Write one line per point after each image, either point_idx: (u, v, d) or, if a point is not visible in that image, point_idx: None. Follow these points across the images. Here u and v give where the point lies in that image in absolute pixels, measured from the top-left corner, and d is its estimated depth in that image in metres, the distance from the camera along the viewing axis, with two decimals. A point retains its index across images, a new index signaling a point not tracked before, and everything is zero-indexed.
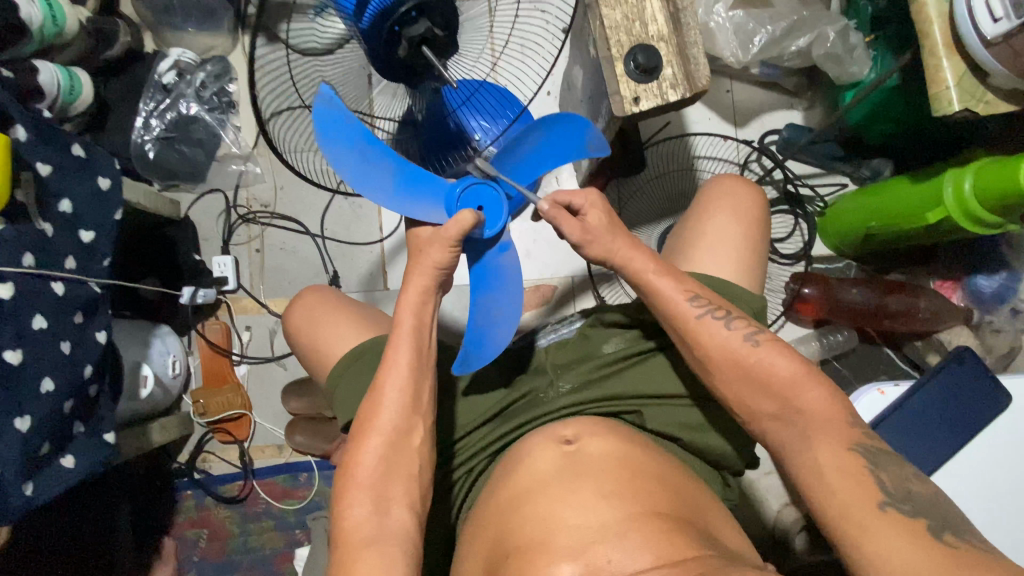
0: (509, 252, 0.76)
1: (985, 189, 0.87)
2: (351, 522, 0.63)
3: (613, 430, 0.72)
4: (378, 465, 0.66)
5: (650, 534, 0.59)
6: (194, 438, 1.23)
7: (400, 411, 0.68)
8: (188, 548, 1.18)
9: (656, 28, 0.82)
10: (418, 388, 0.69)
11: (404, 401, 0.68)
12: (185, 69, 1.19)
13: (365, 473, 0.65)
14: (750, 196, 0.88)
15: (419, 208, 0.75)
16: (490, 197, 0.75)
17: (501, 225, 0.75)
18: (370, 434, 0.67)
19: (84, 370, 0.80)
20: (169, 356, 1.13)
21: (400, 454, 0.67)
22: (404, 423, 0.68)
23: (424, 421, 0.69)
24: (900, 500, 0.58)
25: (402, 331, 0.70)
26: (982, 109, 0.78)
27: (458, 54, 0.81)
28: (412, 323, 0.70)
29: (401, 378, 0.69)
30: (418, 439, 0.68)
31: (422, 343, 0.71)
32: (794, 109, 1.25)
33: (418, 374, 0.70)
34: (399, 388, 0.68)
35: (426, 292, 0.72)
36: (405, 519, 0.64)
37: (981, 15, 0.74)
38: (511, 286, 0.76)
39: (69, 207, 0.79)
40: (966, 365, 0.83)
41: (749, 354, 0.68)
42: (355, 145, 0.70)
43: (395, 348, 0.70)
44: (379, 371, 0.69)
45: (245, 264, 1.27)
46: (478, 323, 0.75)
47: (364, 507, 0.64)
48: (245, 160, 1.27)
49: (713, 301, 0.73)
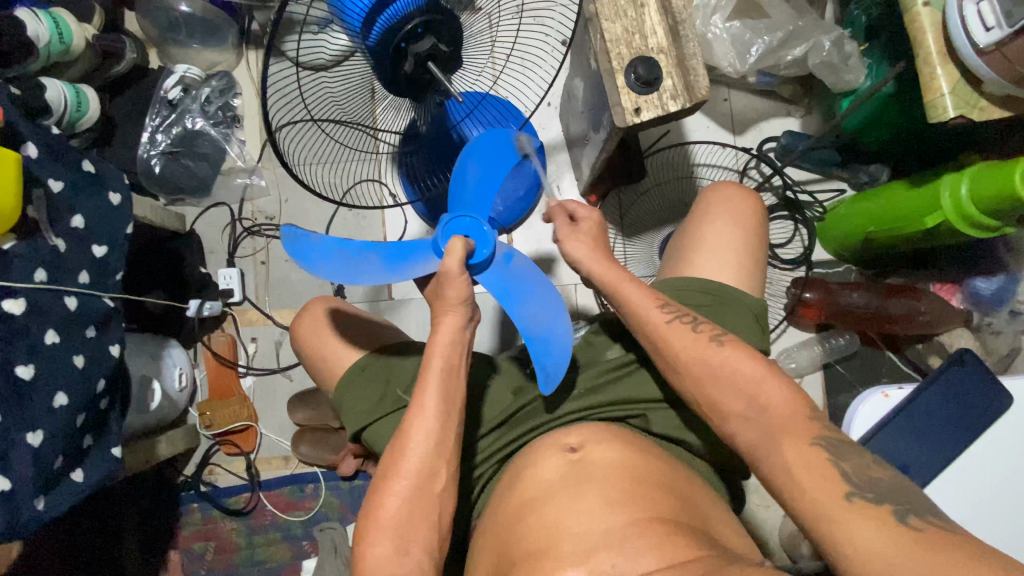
0: (515, 256, 0.76)
1: (981, 192, 0.89)
2: (371, 560, 0.62)
3: (620, 437, 0.73)
4: (402, 511, 0.64)
5: (654, 538, 0.58)
6: (200, 450, 1.23)
7: (426, 457, 0.65)
8: (195, 561, 1.18)
9: (655, 40, 0.84)
10: (444, 433, 0.67)
11: (430, 445, 0.66)
12: (190, 84, 1.20)
13: (389, 518, 0.64)
14: (749, 203, 0.89)
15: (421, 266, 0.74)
16: (472, 224, 0.75)
17: (493, 237, 0.75)
18: (393, 479, 0.65)
19: (98, 383, 0.81)
20: (176, 369, 1.14)
21: (424, 498, 0.65)
22: (428, 468, 0.65)
23: (449, 465, 0.67)
24: (865, 489, 0.55)
25: (430, 372, 0.68)
26: (976, 115, 0.80)
27: (463, 68, 0.83)
28: (441, 364, 0.68)
29: (429, 423, 0.66)
30: (441, 484, 0.66)
31: (450, 388, 0.68)
32: (792, 117, 1.26)
33: (446, 420, 0.67)
34: (425, 433, 0.66)
35: (459, 330, 0.70)
36: (423, 559, 0.63)
37: (974, 24, 0.75)
38: (537, 286, 0.76)
39: (82, 222, 0.80)
40: (968, 366, 0.84)
41: (714, 361, 0.68)
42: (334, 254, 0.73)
43: (423, 391, 0.67)
44: (408, 415, 0.67)
45: (250, 275, 1.28)
46: (535, 340, 0.73)
47: (387, 546, 0.63)
48: (250, 173, 1.28)
49: (679, 310, 0.75)
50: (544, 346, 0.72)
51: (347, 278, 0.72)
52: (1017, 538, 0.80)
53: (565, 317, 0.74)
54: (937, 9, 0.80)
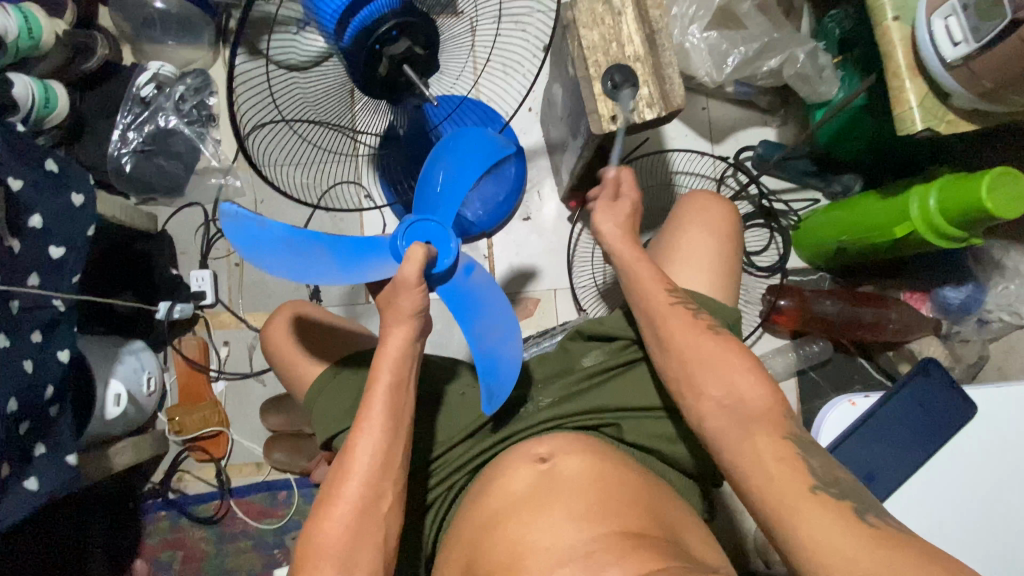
0: (475, 270, 0.74)
1: (947, 205, 0.91)
2: None
3: (588, 447, 0.72)
4: (345, 534, 0.62)
5: (619, 551, 0.58)
6: (169, 456, 1.19)
7: (370, 477, 0.64)
8: (162, 571, 1.15)
9: (632, 48, 0.84)
10: (391, 452, 0.66)
11: (376, 464, 0.65)
12: (164, 82, 1.18)
13: (332, 543, 0.61)
14: (724, 211, 0.90)
15: (374, 270, 0.72)
16: (436, 230, 0.72)
17: (455, 248, 0.72)
18: (336, 501, 0.63)
19: (45, 392, 0.78)
20: (144, 373, 1.11)
21: (369, 520, 0.63)
22: (372, 489, 0.64)
23: (395, 484, 0.66)
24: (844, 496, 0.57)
25: (377, 388, 0.66)
26: (944, 129, 0.82)
27: (440, 72, 0.84)
28: (389, 380, 0.67)
29: (374, 441, 0.65)
30: (386, 505, 0.65)
31: (397, 405, 0.67)
32: (768, 127, 1.28)
33: (393, 437, 0.66)
34: (370, 453, 0.65)
35: (406, 346, 0.68)
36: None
37: (942, 39, 0.77)
38: (492, 303, 0.74)
39: (39, 223, 0.77)
40: (931, 376, 0.86)
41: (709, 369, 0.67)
42: (281, 242, 0.69)
43: (369, 407, 0.66)
44: (352, 433, 0.66)
45: (224, 278, 1.25)
46: (483, 355, 0.72)
47: (328, 573, 0.60)
48: (225, 173, 1.25)
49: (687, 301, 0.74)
50: (493, 364, 0.71)
51: (295, 273, 0.69)
52: (988, 541, 0.81)
53: (518, 339, 0.72)
54: (906, 23, 0.83)
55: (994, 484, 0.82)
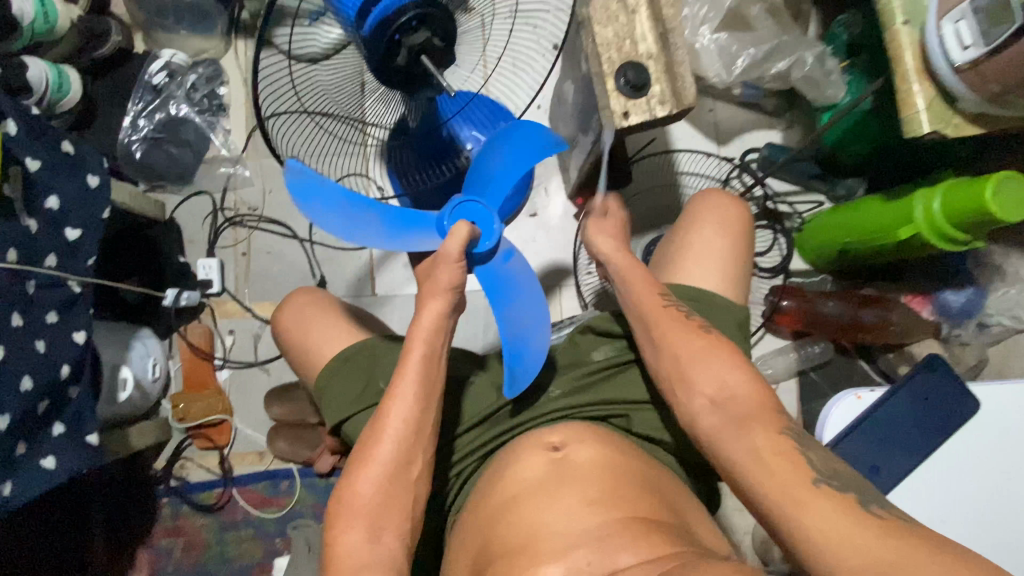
0: (513, 259, 0.78)
1: (954, 208, 0.92)
2: (343, 546, 0.62)
3: (601, 437, 0.73)
4: (376, 496, 0.64)
5: (632, 536, 0.59)
6: (172, 444, 1.19)
7: (402, 442, 0.66)
8: (163, 558, 1.15)
9: (645, 46, 0.85)
10: (423, 420, 0.67)
11: (408, 431, 0.66)
12: (177, 70, 1.18)
13: (364, 503, 0.64)
14: (734, 209, 0.91)
15: (419, 242, 0.77)
16: (481, 213, 0.76)
17: (498, 235, 0.75)
18: (368, 463, 0.65)
19: (61, 370, 0.77)
20: (150, 359, 1.11)
21: (398, 485, 0.65)
22: (404, 454, 0.66)
23: (425, 452, 0.68)
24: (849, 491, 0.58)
25: (411, 358, 0.68)
26: (951, 131, 0.84)
27: (455, 65, 0.84)
28: (423, 350, 0.69)
29: (407, 408, 0.67)
30: (417, 470, 0.67)
31: (430, 374, 0.69)
32: (774, 130, 1.30)
33: (425, 406, 0.68)
34: (401, 419, 0.66)
35: (442, 317, 0.70)
36: (395, 548, 0.63)
37: (952, 43, 0.79)
38: (526, 291, 0.78)
39: (56, 204, 0.78)
40: (939, 372, 0.86)
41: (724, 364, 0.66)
42: (339, 204, 0.74)
43: (403, 376, 0.68)
44: (386, 398, 0.67)
45: (231, 267, 1.25)
46: (511, 339, 0.75)
47: (359, 533, 0.62)
48: (234, 163, 1.26)
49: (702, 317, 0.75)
50: (519, 348, 0.74)
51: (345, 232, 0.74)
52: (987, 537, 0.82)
53: (547, 329, 0.76)
54: (915, 28, 0.84)
55: (995, 480, 0.84)
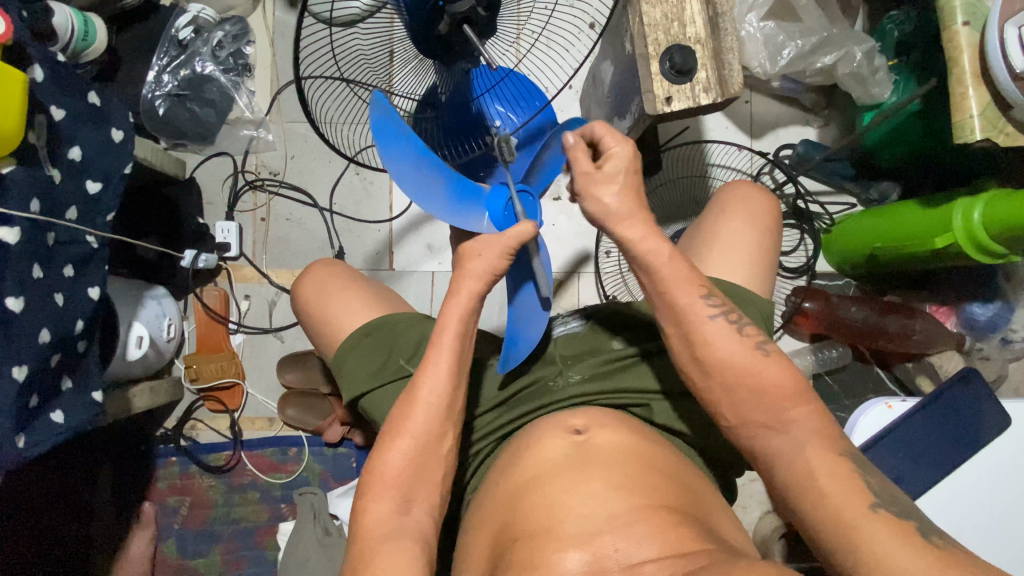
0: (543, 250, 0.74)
1: (993, 217, 0.90)
2: (371, 517, 0.62)
3: (623, 424, 0.72)
4: (407, 467, 0.64)
5: (657, 526, 0.59)
6: (182, 404, 1.20)
7: (435, 416, 0.65)
8: (169, 515, 1.16)
9: (693, 29, 0.82)
10: (455, 395, 0.67)
11: (440, 405, 0.66)
12: (203, 26, 1.15)
13: (393, 474, 0.64)
14: (765, 203, 0.89)
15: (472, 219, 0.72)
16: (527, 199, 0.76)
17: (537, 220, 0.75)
18: (400, 434, 0.65)
19: (76, 325, 0.77)
20: (165, 319, 1.11)
21: (429, 458, 0.65)
22: (436, 429, 0.65)
23: (456, 427, 0.67)
24: (887, 501, 0.57)
25: (446, 333, 0.67)
26: (1002, 140, 0.80)
27: (495, 36, 0.79)
28: (458, 327, 0.67)
29: (440, 382, 0.66)
30: (447, 445, 0.66)
31: (464, 350, 0.68)
32: (810, 126, 1.26)
33: (457, 381, 0.67)
34: (436, 394, 0.65)
35: (479, 297, 0.68)
36: (425, 518, 0.64)
37: (1014, 46, 0.76)
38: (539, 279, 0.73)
39: (78, 155, 0.77)
40: (970, 386, 0.86)
41: (758, 364, 0.65)
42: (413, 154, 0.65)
43: (437, 350, 0.67)
44: (420, 372, 0.66)
45: (249, 231, 1.25)
46: (516, 320, 0.73)
47: (387, 504, 0.63)
48: (257, 126, 1.24)
49: (725, 303, 0.69)
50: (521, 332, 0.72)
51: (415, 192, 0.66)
52: (1006, 556, 0.81)
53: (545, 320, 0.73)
54: (975, 29, 0.81)
55: (1017, 499, 0.82)
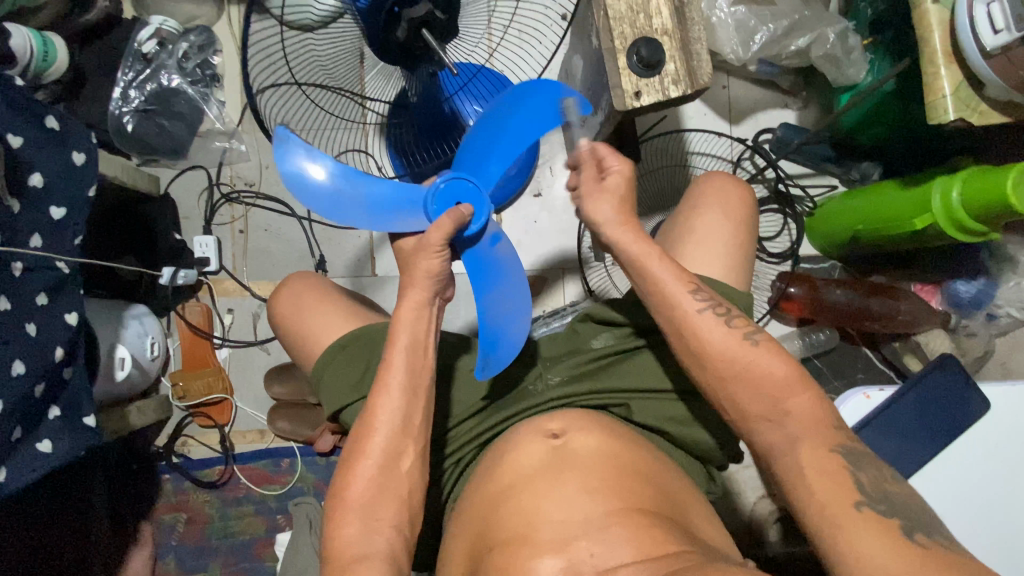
0: (500, 242, 0.74)
1: (972, 198, 0.89)
2: (342, 539, 0.62)
3: (602, 425, 0.72)
4: (370, 487, 0.64)
5: (632, 529, 0.59)
6: (173, 421, 1.20)
7: (393, 433, 0.66)
8: (166, 532, 1.17)
9: (660, 21, 0.80)
10: (411, 410, 0.67)
11: (396, 423, 0.66)
12: (167, 38, 1.12)
13: (357, 495, 0.64)
14: (740, 192, 0.88)
15: (398, 221, 0.72)
16: (469, 190, 0.72)
17: (487, 215, 0.72)
18: (361, 457, 0.65)
19: (56, 353, 0.76)
20: (147, 338, 1.10)
21: (392, 475, 0.65)
22: (394, 445, 0.65)
23: (416, 443, 0.67)
24: (875, 500, 0.56)
25: (396, 349, 0.67)
26: (976, 119, 0.79)
27: (458, 38, 0.78)
28: (407, 340, 0.67)
29: (395, 400, 0.66)
30: (407, 463, 0.66)
31: (416, 364, 0.67)
32: (789, 109, 1.25)
33: (412, 397, 0.67)
34: (390, 412, 0.66)
35: (423, 304, 0.68)
36: (392, 539, 0.63)
37: (983, 26, 0.74)
38: (512, 275, 0.74)
39: (41, 181, 0.75)
40: (949, 370, 0.85)
41: (732, 359, 0.65)
42: (298, 155, 0.68)
43: (388, 365, 0.67)
44: (374, 390, 0.67)
45: (228, 244, 1.23)
46: (488, 325, 0.72)
47: (356, 525, 0.63)
48: (230, 137, 1.23)
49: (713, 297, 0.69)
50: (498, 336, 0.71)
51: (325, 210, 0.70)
52: (992, 534, 0.82)
53: (527, 318, 0.73)
54: (947, 7, 0.79)
55: (998, 481, 0.83)
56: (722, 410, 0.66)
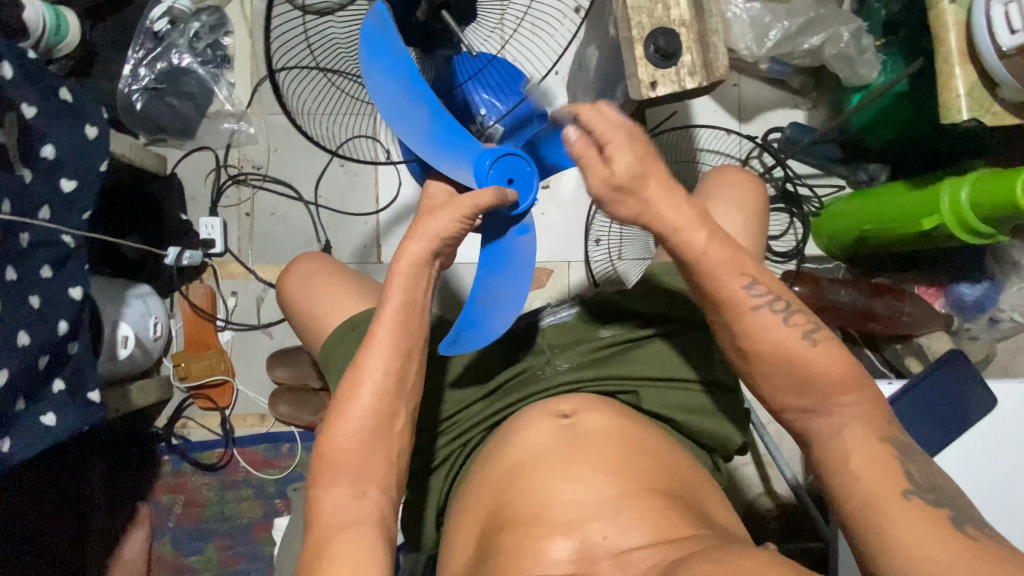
0: (525, 236, 0.75)
1: (981, 199, 0.90)
2: (328, 502, 0.61)
3: (612, 406, 0.72)
4: (357, 448, 0.64)
5: (646, 510, 0.60)
6: (173, 402, 1.20)
7: (381, 394, 0.65)
8: (163, 513, 1.16)
9: (677, 12, 0.80)
10: (403, 371, 0.67)
11: (387, 383, 0.66)
12: (179, 17, 1.11)
13: (346, 454, 0.63)
14: (752, 188, 0.89)
15: (452, 170, 0.73)
16: (523, 171, 0.74)
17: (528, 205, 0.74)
18: (347, 415, 0.64)
19: (59, 326, 0.75)
20: (151, 318, 1.10)
21: (380, 437, 0.65)
22: (386, 407, 0.65)
23: (407, 404, 0.67)
24: (882, 491, 0.56)
25: (389, 308, 0.67)
26: (989, 119, 0.80)
27: (476, 22, 0.78)
28: (401, 299, 0.67)
29: (386, 359, 0.66)
30: (399, 424, 0.66)
31: (409, 326, 0.68)
32: (798, 109, 1.25)
33: (405, 359, 0.67)
34: (382, 371, 0.66)
35: (416, 264, 0.68)
36: (380, 502, 0.63)
37: (999, 25, 0.75)
38: (521, 271, 0.75)
39: (52, 153, 0.74)
40: (960, 366, 0.87)
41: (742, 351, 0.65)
42: (396, 93, 0.67)
43: (381, 325, 0.67)
44: (364, 349, 0.67)
45: (234, 226, 1.23)
46: (481, 304, 0.74)
47: (345, 488, 0.62)
48: (238, 119, 1.22)
49: (773, 290, 0.66)
50: (482, 319, 0.73)
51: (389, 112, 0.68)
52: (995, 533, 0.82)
53: (514, 315, 0.74)
54: (963, 7, 0.79)
55: (1003, 480, 0.83)
56: None
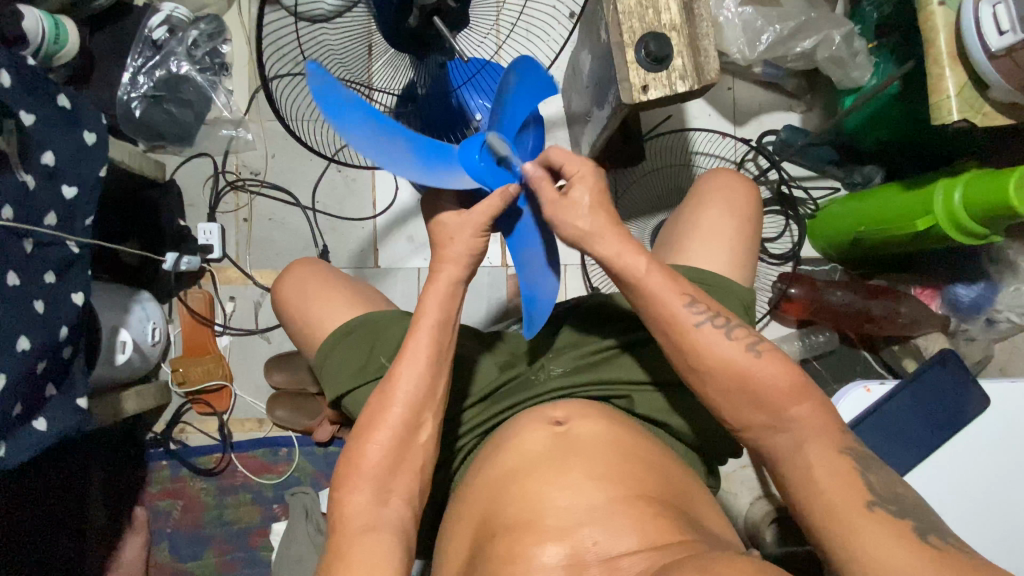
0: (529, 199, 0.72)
1: (974, 200, 0.90)
2: (350, 506, 0.63)
3: (604, 413, 0.72)
4: (384, 458, 0.65)
5: (637, 516, 0.60)
6: (171, 409, 1.20)
7: (413, 404, 0.66)
8: (161, 518, 1.16)
9: (668, 17, 0.81)
10: (434, 381, 0.67)
11: (418, 395, 0.66)
12: (177, 26, 1.12)
13: (372, 464, 0.64)
14: (745, 190, 0.89)
15: (453, 178, 0.65)
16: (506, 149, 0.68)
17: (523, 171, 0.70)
18: (378, 426, 0.65)
19: (60, 332, 0.76)
20: (150, 323, 1.10)
21: (408, 448, 0.66)
22: (414, 417, 0.66)
23: (434, 415, 0.68)
24: (869, 494, 0.57)
25: (424, 322, 0.67)
26: (979, 120, 0.80)
27: (468, 27, 0.78)
28: (437, 315, 0.68)
29: (418, 372, 0.66)
30: (425, 435, 0.67)
31: (442, 340, 0.68)
32: (793, 112, 1.26)
33: (436, 371, 0.67)
34: (414, 383, 0.66)
35: (455, 283, 0.69)
36: (403, 511, 0.64)
37: (988, 27, 0.75)
38: (538, 232, 0.73)
39: (52, 160, 0.76)
40: (949, 366, 0.86)
41: (733, 356, 0.65)
42: (366, 124, 0.57)
43: (415, 339, 0.67)
44: (396, 361, 0.67)
45: (232, 232, 1.24)
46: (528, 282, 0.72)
47: (365, 494, 0.63)
48: (236, 126, 1.23)
49: (713, 309, 0.68)
50: (537, 291, 0.71)
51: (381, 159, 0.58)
52: (991, 536, 0.82)
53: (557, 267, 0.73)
54: (952, 9, 0.80)
55: (997, 482, 0.83)
56: (726, 407, 0.66)
